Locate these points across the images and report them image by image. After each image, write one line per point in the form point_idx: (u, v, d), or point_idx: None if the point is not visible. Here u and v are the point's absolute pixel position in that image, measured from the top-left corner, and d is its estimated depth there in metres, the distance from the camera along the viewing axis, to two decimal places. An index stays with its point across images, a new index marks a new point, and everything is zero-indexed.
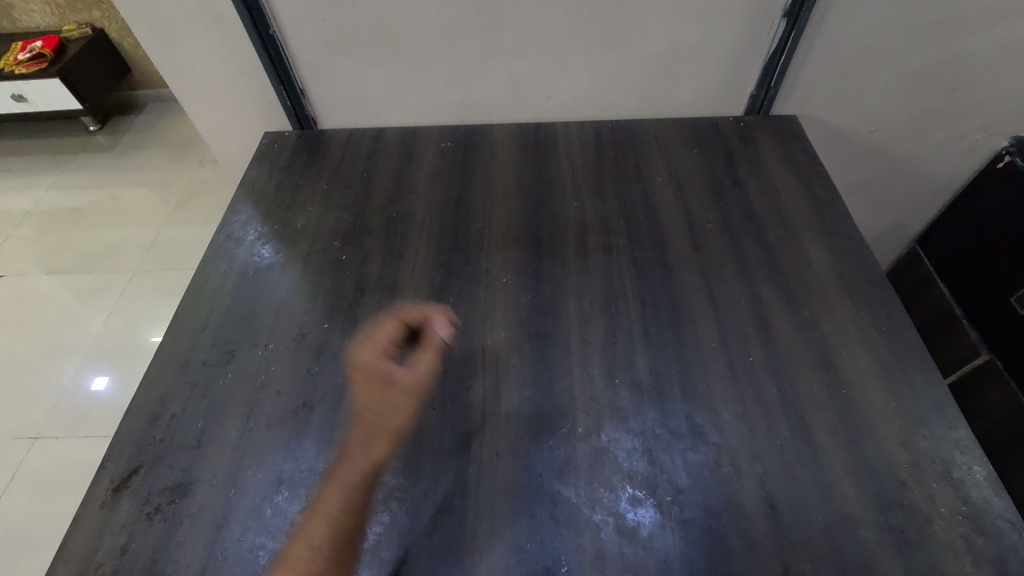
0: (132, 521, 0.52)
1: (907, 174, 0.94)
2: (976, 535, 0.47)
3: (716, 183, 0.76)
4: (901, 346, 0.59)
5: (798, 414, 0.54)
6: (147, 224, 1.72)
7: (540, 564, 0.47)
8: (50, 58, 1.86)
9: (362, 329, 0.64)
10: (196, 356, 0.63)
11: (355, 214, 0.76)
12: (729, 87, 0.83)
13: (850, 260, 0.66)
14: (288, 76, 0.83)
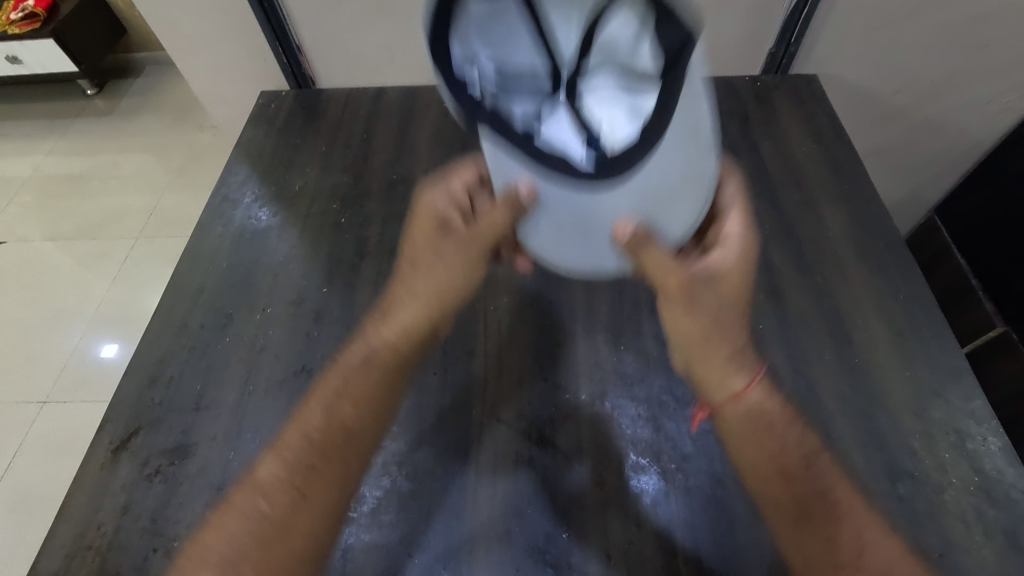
0: (132, 482, 0.51)
1: (929, 140, 0.90)
2: (988, 506, 0.46)
3: (730, 145, 0.73)
4: (918, 314, 0.57)
5: (808, 381, 0.53)
6: (147, 190, 1.70)
7: (541, 529, 0.47)
8: (44, 18, 1.81)
9: (361, 293, 0.62)
10: (193, 319, 0.62)
11: (354, 177, 0.74)
12: (747, 43, 0.79)
13: (867, 226, 0.64)
14: (284, 32, 0.79)
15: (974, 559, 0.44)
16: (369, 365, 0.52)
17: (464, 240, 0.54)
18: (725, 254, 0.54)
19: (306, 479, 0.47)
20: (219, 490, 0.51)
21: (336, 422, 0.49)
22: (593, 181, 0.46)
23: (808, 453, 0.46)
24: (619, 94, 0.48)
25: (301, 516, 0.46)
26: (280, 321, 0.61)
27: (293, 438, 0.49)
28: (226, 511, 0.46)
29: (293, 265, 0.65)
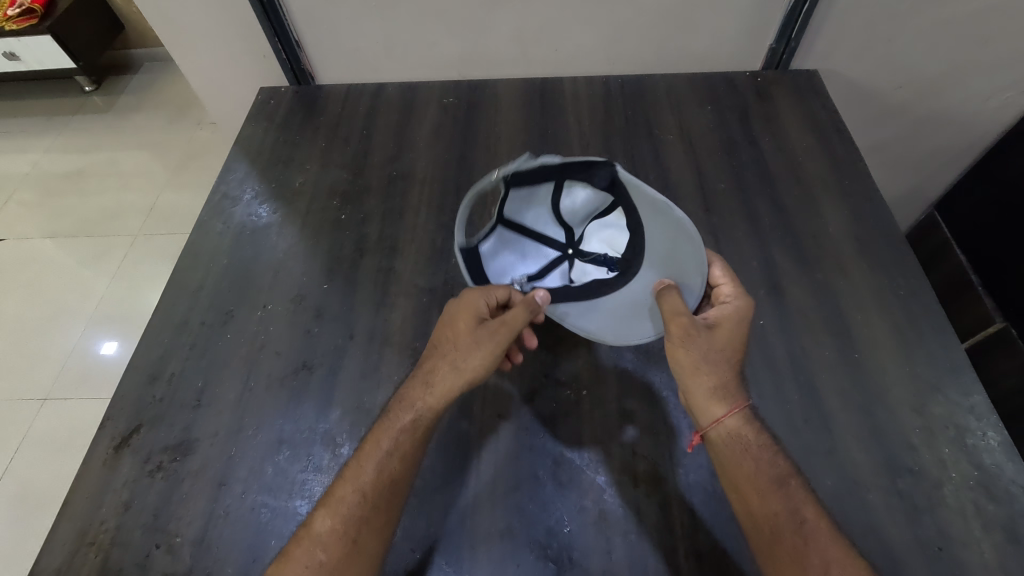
0: (134, 479, 0.52)
1: (929, 136, 0.90)
2: (986, 501, 0.46)
3: (729, 141, 0.73)
4: (917, 310, 0.57)
5: (807, 377, 0.53)
6: (146, 187, 1.70)
7: (542, 525, 0.47)
8: (41, 14, 1.78)
9: (362, 290, 0.62)
10: (194, 317, 0.62)
11: (354, 174, 0.74)
12: (747, 39, 0.79)
13: (867, 222, 0.64)
14: (282, 28, 0.79)
15: (974, 554, 0.44)
16: (419, 425, 0.48)
17: (497, 332, 0.49)
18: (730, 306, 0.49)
19: (355, 535, 0.45)
20: (221, 486, 0.51)
21: (387, 482, 0.46)
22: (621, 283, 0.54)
23: (780, 480, 0.44)
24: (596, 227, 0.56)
25: (351, 567, 0.44)
26: (280, 318, 0.61)
27: (347, 493, 0.46)
28: (284, 563, 0.44)
29: (294, 262, 0.65)
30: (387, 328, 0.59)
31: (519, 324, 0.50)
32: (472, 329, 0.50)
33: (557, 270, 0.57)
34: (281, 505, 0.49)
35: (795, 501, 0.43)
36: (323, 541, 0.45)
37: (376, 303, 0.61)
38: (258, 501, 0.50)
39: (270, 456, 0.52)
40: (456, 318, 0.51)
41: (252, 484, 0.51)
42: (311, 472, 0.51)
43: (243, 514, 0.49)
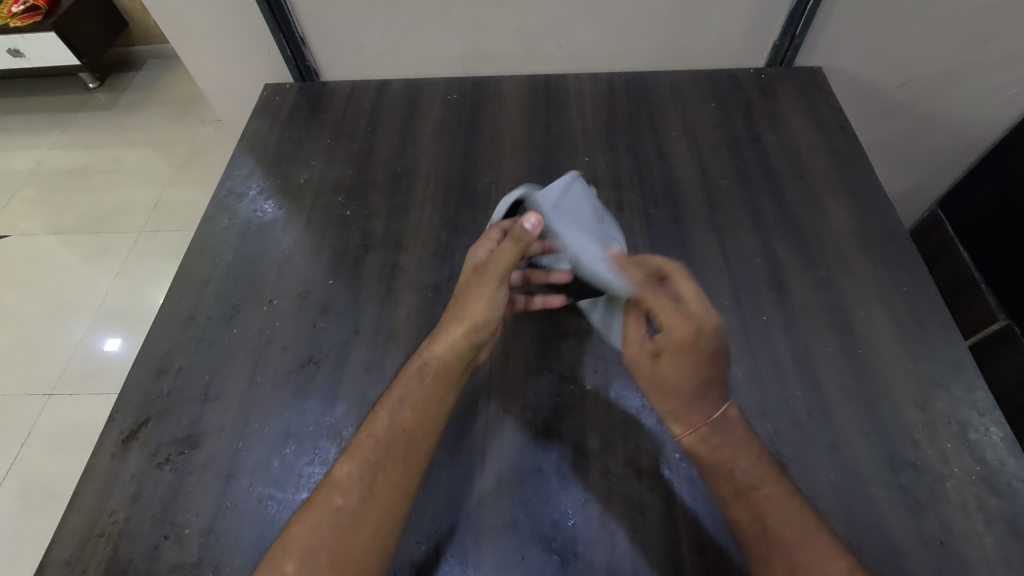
0: (142, 471, 0.52)
1: (932, 133, 0.90)
2: (988, 495, 0.46)
3: (733, 137, 0.73)
4: (921, 306, 0.57)
5: (810, 372, 0.53)
6: (150, 184, 1.71)
7: (546, 518, 0.47)
8: (44, 11, 1.80)
9: (367, 285, 0.63)
10: (201, 311, 0.62)
11: (358, 170, 0.74)
12: (752, 36, 0.79)
13: (870, 218, 0.64)
14: (287, 25, 0.79)
15: (976, 547, 0.44)
16: (430, 376, 0.50)
17: (486, 280, 0.52)
18: (676, 310, 0.49)
19: (373, 484, 0.45)
20: (229, 479, 0.51)
21: (401, 432, 0.47)
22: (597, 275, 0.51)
23: (757, 483, 0.44)
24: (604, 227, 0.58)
25: (369, 515, 0.44)
26: (286, 313, 0.61)
27: (364, 440, 0.47)
28: (305, 513, 0.44)
29: (299, 257, 0.66)
30: (392, 323, 0.60)
31: (507, 260, 0.52)
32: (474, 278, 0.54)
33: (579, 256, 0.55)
34: (288, 497, 0.50)
35: (775, 503, 0.43)
36: (343, 485, 0.45)
37: (381, 298, 0.61)
38: (265, 494, 0.50)
39: (277, 449, 0.52)
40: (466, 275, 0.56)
41: (259, 477, 0.51)
42: (317, 465, 0.51)
43: (250, 507, 0.49)
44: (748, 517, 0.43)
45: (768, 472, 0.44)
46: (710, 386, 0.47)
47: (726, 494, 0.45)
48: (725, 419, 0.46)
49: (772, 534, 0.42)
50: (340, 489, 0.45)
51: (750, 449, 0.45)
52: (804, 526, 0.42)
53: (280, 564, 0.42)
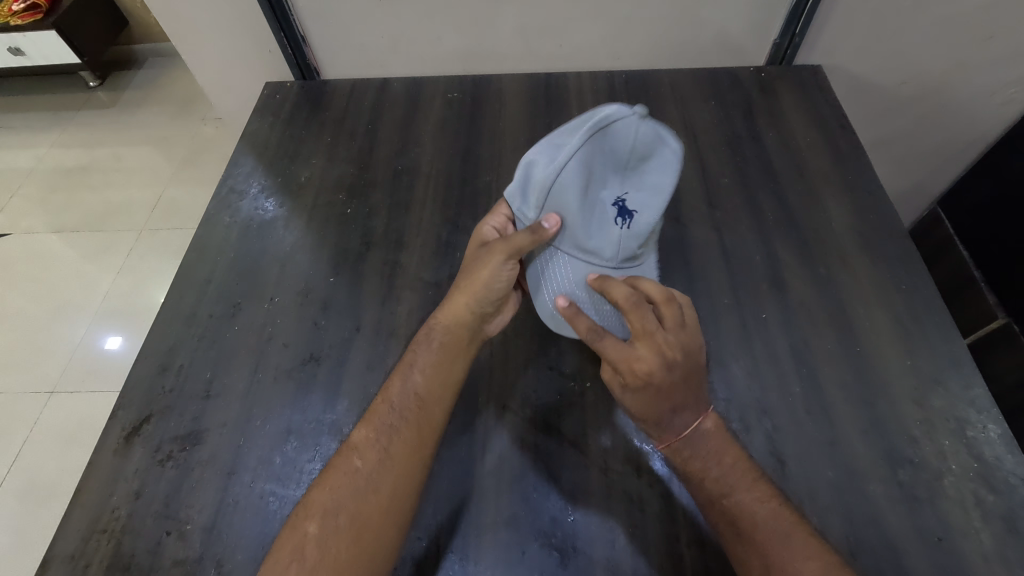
0: (145, 468, 0.52)
1: (932, 132, 0.90)
2: (986, 492, 0.46)
3: (733, 135, 0.73)
4: (919, 304, 0.57)
5: (810, 370, 0.53)
6: (151, 182, 1.71)
7: (546, 514, 0.47)
8: (45, 9, 1.80)
9: (368, 283, 0.63)
10: (202, 309, 0.62)
11: (360, 168, 0.74)
12: (752, 35, 0.79)
13: (870, 216, 0.64)
14: (288, 24, 0.79)
15: (973, 543, 0.44)
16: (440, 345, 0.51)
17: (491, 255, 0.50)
18: (648, 331, 0.45)
19: (388, 451, 0.46)
20: (230, 475, 0.51)
21: (414, 398, 0.49)
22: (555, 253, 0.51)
23: (733, 487, 0.44)
24: (635, 177, 0.50)
25: (383, 480, 0.45)
26: (288, 310, 0.62)
27: (380, 407, 0.49)
28: (325, 477, 0.46)
29: (300, 255, 0.66)
30: (393, 320, 0.60)
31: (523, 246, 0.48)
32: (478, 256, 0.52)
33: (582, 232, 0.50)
34: (289, 493, 0.50)
35: (752, 507, 0.43)
36: (361, 449, 0.47)
37: (382, 296, 0.62)
38: (267, 490, 0.50)
39: (279, 446, 0.53)
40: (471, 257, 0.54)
41: (261, 473, 0.51)
42: (319, 461, 0.51)
43: (252, 502, 0.50)
44: (723, 520, 0.44)
45: (747, 476, 0.45)
46: (670, 419, 0.45)
47: (704, 499, 0.45)
48: (699, 434, 0.46)
49: (749, 537, 0.42)
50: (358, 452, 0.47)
51: (723, 458, 0.45)
52: (780, 530, 0.42)
53: (302, 525, 0.44)
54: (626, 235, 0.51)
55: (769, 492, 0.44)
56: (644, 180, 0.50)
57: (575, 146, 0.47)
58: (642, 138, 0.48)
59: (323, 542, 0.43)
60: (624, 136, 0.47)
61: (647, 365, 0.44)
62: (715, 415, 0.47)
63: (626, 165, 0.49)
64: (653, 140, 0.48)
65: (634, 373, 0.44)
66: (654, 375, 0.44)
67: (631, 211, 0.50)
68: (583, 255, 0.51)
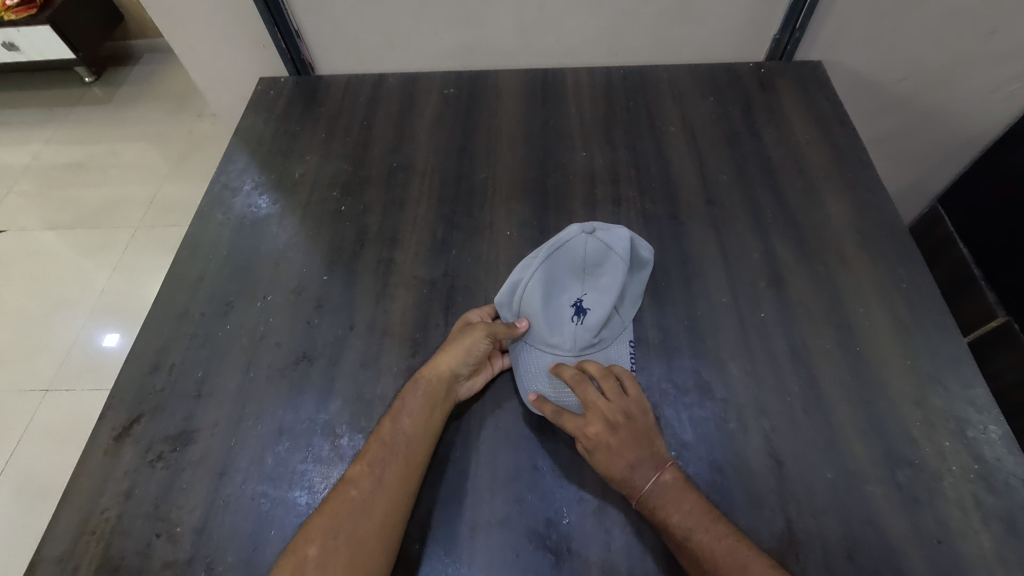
0: (135, 468, 0.52)
1: (932, 129, 0.89)
2: (986, 493, 0.46)
3: (732, 132, 0.73)
4: (920, 302, 0.56)
5: (809, 369, 0.53)
6: (146, 179, 1.70)
7: (541, 515, 0.47)
8: (39, 4, 1.78)
9: (361, 281, 0.62)
10: (194, 307, 0.62)
11: (354, 164, 0.73)
12: (751, 30, 0.78)
13: (870, 214, 0.63)
14: (282, 18, 0.78)
15: (972, 545, 0.44)
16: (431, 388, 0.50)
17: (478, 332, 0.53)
18: (590, 401, 0.49)
19: (385, 474, 0.46)
20: (221, 476, 0.51)
21: (409, 431, 0.49)
22: (527, 343, 0.56)
23: (693, 529, 0.43)
24: (590, 281, 0.57)
25: (380, 504, 0.45)
26: (281, 309, 0.61)
27: (374, 443, 0.48)
28: (323, 506, 0.46)
29: (294, 253, 0.65)
30: (387, 319, 0.59)
31: (502, 334, 0.53)
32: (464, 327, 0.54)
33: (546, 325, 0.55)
34: (281, 495, 0.49)
35: (712, 547, 0.42)
36: (356, 484, 0.46)
37: (377, 294, 0.61)
38: (258, 491, 0.50)
39: (271, 446, 0.52)
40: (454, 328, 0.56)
41: (253, 474, 0.51)
42: (311, 463, 0.51)
43: (243, 504, 0.49)
44: (690, 563, 0.42)
45: (704, 518, 0.43)
46: (627, 476, 0.45)
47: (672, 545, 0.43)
48: (658, 487, 0.44)
49: None
50: (353, 488, 0.46)
51: (683, 504, 0.44)
52: (741, 566, 0.40)
53: (301, 551, 0.43)
54: (582, 330, 0.55)
55: (728, 530, 0.42)
56: (600, 281, 0.57)
57: (535, 265, 0.56)
58: (592, 252, 0.57)
59: (325, 564, 0.43)
60: (576, 251, 0.57)
61: (592, 427, 0.48)
62: (675, 466, 0.46)
63: (583, 271, 0.57)
64: (601, 251, 0.56)
65: (583, 437, 0.48)
66: (600, 434, 0.48)
67: (586, 310, 0.56)
68: (547, 347, 0.56)
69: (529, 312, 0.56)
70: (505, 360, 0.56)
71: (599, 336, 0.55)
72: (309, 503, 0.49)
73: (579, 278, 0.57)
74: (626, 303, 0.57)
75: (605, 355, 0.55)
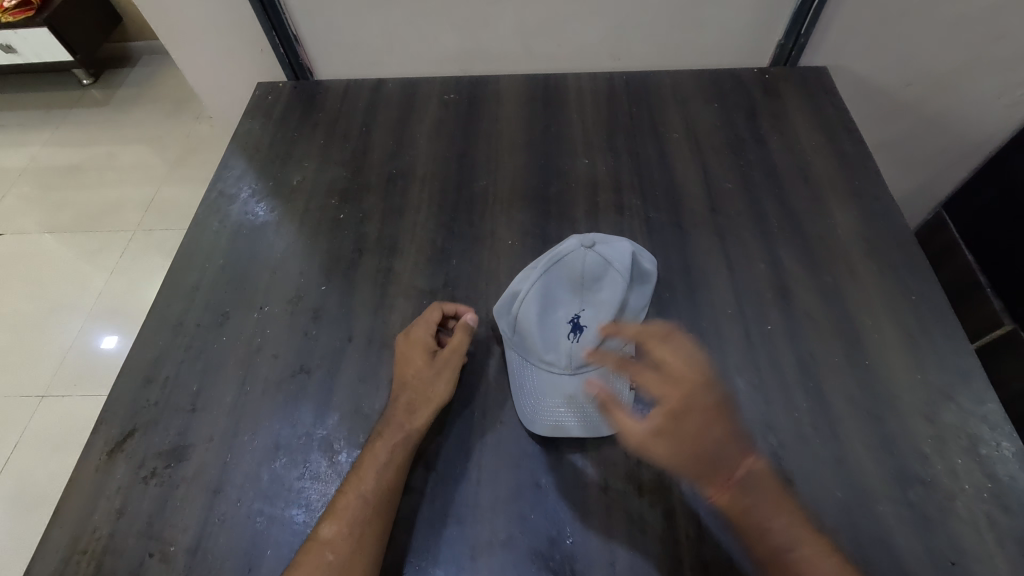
0: (127, 485, 0.51)
1: (938, 134, 0.88)
2: (1000, 513, 0.45)
3: (736, 138, 0.72)
4: (929, 314, 0.55)
5: (817, 383, 0.52)
6: (144, 181, 1.68)
7: (544, 535, 0.46)
8: (37, 6, 1.77)
9: (360, 291, 0.61)
10: (189, 318, 0.61)
11: (353, 171, 0.72)
12: (757, 34, 0.77)
13: (877, 223, 0.62)
14: (280, 22, 0.77)
15: (987, 567, 0.43)
16: (412, 440, 0.49)
17: (446, 358, 0.53)
18: (661, 377, 0.46)
19: (363, 535, 0.44)
20: (216, 493, 0.50)
21: (387, 484, 0.47)
22: (522, 360, 0.55)
23: (795, 539, 0.41)
24: (589, 297, 0.56)
25: (356, 568, 0.43)
26: (277, 320, 0.60)
27: (350, 497, 0.46)
28: (296, 566, 0.44)
29: (291, 262, 0.64)
30: (386, 331, 0.58)
31: (465, 347, 0.54)
32: (426, 363, 0.52)
33: (542, 341, 0.54)
34: (277, 512, 0.48)
35: (821, 567, 0.40)
36: (330, 545, 0.44)
37: (375, 305, 0.60)
38: (254, 509, 0.49)
39: (266, 462, 0.51)
40: (408, 357, 0.53)
41: (248, 491, 0.49)
42: (308, 480, 0.50)
43: (238, 522, 0.48)
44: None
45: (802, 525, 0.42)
46: (721, 460, 0.43)
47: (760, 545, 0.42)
48: (751, 476, 0.43)
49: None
50: (325, 550, 0.44)
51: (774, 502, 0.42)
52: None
53: None
54: (578, 347, 0.54)
55: (823, 543, 0.41)
56: (599, 297, 0.55)
57: (532, 278, 0.55)
58: (591, 266, 0.55)
59: None
60: (575, 265, 0.55)
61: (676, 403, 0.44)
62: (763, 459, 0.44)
63: (582, 286, 0.56)
64: (600, 266, 0.55)
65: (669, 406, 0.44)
66: (688, 407, 0.44)
67: (583, 327, 0.55)
68: (541, 365, 0.54)
69: (524, 327, 0.54)
70: (503, 374, 0.54)
71: (596, 354, 0.54)
72: (306, 522, 0.48)
73: (577, 293, 0.56)
74: (626, 320, 0.56)
75: (602, 374, 0.54)
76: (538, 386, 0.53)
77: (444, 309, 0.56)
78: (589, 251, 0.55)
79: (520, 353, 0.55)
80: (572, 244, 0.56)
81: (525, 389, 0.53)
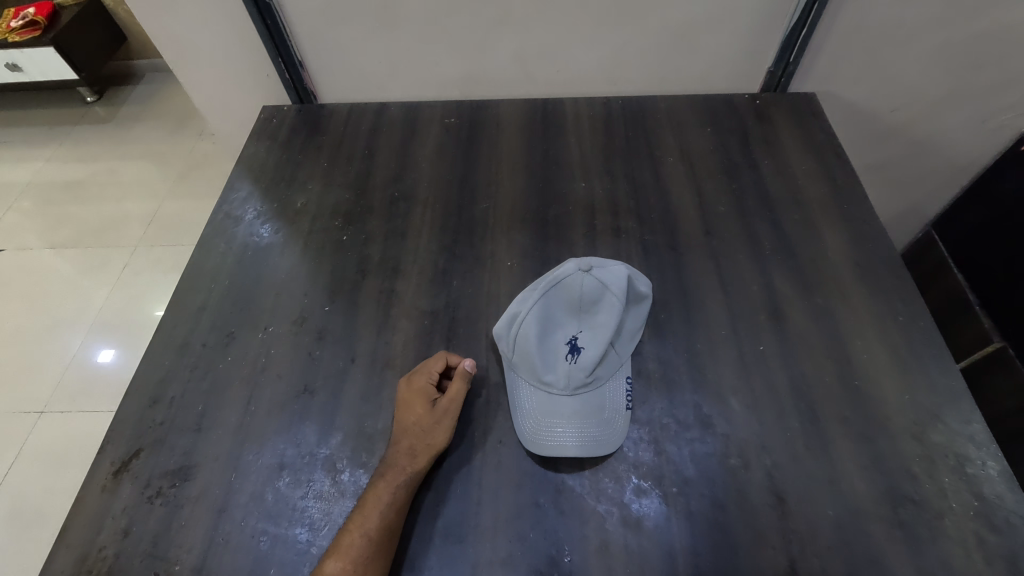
0: (133, 505, 0.51)
1: (924, 156, 0.91)
2: (988, 532, 0.46)
3: (729, 163, 0.74)
4: (916, 335, 0.57)
5: (810, 404, 0.53)
6: (147, 198, 1.70)
7: (543, 554, 0.47)
8: (44, 26, 1.80)
9: (363, 312, 0.62)
10: (195, 338, 0.62)
11: (356, 193, 0.74)
12: (748, 62, 0.80)
13: (866, 246, 0.64)
14: (287, 48, 0.79)
15: None
16: (414, 482, 0.49)
17: (446, 407, 0.53)
18: None
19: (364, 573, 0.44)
20: (220, 513, 0.50)
21: (388, 524, 0.46)
22: (521, 382, 0.56)
23: None
24: (587, 319, 0.57)
25: None
26: (282, 340, 0.61)
27: (354, 537, 0.46)
28: None
29: (295, 283, 0.66)
30: (389, 351, 0.59)
31: (463, 396, 0.54)
32: (426, 410, 0.52)
33: (541, 362, 0.55)
34: (281, 532, 0.49)
35: None
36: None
37: (378, 325, 0.61)
38: (258, 528, 0.49)
39: (271, 481, 0.52)
40: (408, 403, 0.53)
41: (252, 511, 0.50)
42: (311, 499, 0.50)
43: (242, 542, 0.49)
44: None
45: None
46: None
47: None
48: None
49: None
50: None
51: None
52: None
53: None
54: (576, 368, 0.55)
55: None
56: (597, 319, 0.57)
57: (531, 300, 0.57)
58: (589, 289, 0.57)
59: None
60: (573, 288, 0.57)
61: None
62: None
63: (580, 309, 0.58)
64: (598, 288, 0.57)
65: None
66: None
67: (581, 348, 0.56)
68: (540, 386, 0.55)
69: (524, 349, 0.56)
70: (503, 395, 0.55)
71: (594, 375, 0.55)
72: (310, 541, 0.48)
73: (575, 316, 0.58)
74: (623, 341, 0.57)
75: (600, 395, 0.54)
76: (537, 408, 0.54)
77: (446, 358, 0.56)
78: (587, 274, 0.58)
79: (520, 375, 0.56)
80: (572, 267, 0.58)
81: (524, 411, 0.54)
